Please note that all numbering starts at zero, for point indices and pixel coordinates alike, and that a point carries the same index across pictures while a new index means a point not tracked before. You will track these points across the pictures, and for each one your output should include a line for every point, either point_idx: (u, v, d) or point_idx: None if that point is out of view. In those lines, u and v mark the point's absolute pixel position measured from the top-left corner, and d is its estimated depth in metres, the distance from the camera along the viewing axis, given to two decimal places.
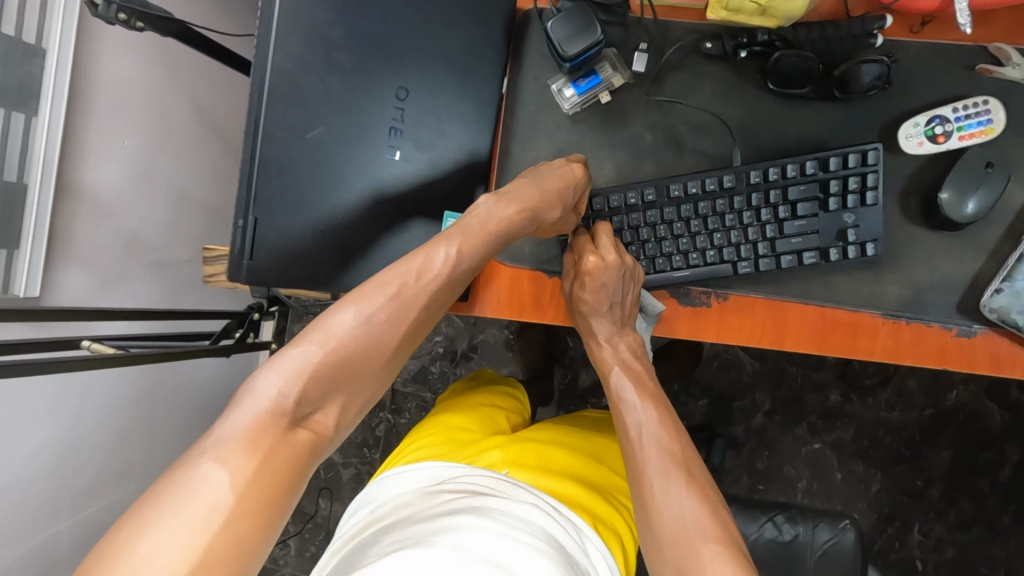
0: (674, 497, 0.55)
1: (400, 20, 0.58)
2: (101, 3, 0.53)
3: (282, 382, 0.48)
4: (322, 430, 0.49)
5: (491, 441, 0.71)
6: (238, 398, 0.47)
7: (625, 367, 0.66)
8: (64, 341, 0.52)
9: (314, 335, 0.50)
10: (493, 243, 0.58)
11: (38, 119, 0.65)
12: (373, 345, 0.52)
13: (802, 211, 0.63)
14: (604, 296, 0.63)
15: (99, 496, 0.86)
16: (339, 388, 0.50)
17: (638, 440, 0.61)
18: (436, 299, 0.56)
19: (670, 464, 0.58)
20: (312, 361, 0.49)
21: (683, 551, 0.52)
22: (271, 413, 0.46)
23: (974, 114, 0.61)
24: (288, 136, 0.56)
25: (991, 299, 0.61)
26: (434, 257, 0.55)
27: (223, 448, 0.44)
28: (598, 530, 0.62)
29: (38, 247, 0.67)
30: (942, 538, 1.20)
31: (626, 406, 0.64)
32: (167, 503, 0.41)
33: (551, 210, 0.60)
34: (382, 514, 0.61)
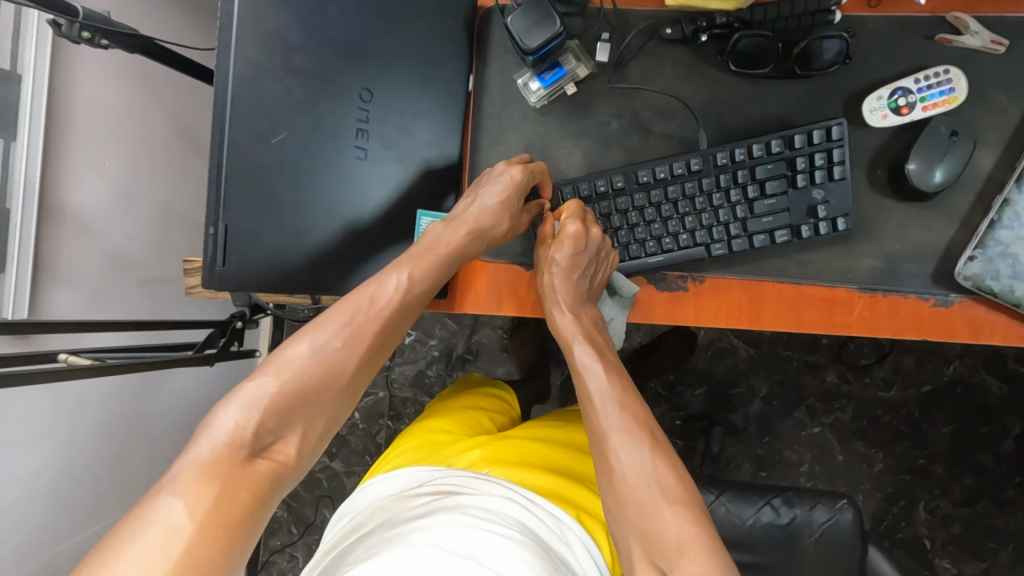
0: (638, 459, 0.54)
1: (359, 23, 0.59)
2: (64, 23, 0.54)
3: (240, 414, 0.49)
4: (285, 458, 0.50)
5: (473, 442, 0.71)
6: (196, 433, 0.48)
7: (585, 334, 0.62)
8: (37, 354, 0.51)
9: (270, 367, 0.51)
10: (447, 266, 0.60)
11: (16, 143, 0.67)
12: (333, 371, 0.53)
13: (770, 189, 0.63)
14: (577, 261, 0.61)
15: (100, 515, 0.87)
16: (298, 416, 0.51)
17: (599, 408, 0.58)
18: (393, 324, 0.56)
19: (632, 428, 0.56)
20: (269, 391, 0.50)
21: (647, 514, 0.51)
22: (229, 445, 0.47)
23: (936, 83, 0.61)
24: (253, 142, 0.56)
25: (965, 267, 0.61)
26: (387, 283, 0.56)
27: (181, 479, 0.45)
28: (581, 520, 0.62)
29: (25, 269, 0.68)
30: (948, 515, 1.19)
31: (588, 371, 0.60)
32: (128, 536, 0.42)
33: (497, 224, 0.61)
34: (360, 522, 0.62)
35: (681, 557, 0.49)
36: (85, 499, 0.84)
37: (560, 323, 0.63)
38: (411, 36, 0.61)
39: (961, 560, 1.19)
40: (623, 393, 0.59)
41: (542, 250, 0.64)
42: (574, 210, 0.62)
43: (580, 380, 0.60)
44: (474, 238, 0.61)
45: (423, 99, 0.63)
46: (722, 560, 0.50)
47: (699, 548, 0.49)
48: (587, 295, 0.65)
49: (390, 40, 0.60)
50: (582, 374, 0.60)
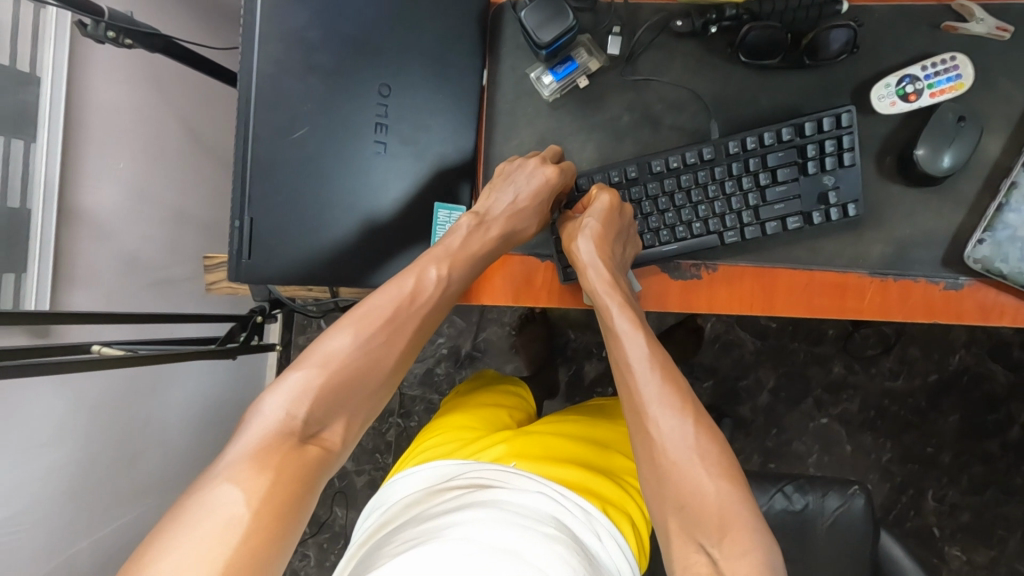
0: (678, 430, 0.56)
1: (377, 20, 0.60)
2: (90, 23, 0.55)
3: (289, 404, 0.51)
4: (331, 445, 0.53)
5: (497, 437, 0.72)
6: (247, 421, 0.50)
7: (623, 299, 0.61)
8: (72, 346, 0.53)
9: (313, 359, 0.53)
10: (478, 267, 0.62)
11: (36, 144, 0.67)
12: (373, 362, 0.55)
13: (782, 176, 0.64)
14: (610, 223, 0.61)
15: (118, 513, 0.87)
16: (342, 405, 0.53)
17: (639, 378, 0.58)
18: (428, 319, 0.59)
19: (673, 399, 0.57)
20: (315, 383, 0.52)
21: (688, 484, 0.54)
22: (280, 433, 0.50)
23: (943, 70, 0.62)
24: (275, 137, 0.58)
25: (975, 250, 0.62)
26: (426, 277, 0.58)
27: (236, 468, 0.47)
28: (607, 512, 0.63)
29: (46, 267, 0.70)
30: (957, 503, 1.20)
31: (628, 339, 0.60)
32: (189, 521, 0.44)
33: (526, 228, 0.64)
34: (393, 515, 0.64)
35: (722, 529, 0.52)
36: (104, 497, 0.85)
37: (596, 286, 0.61)
38: (427, 33, 0.62)
39: (970, 548, 1.20)
40: (662, 363, 0.59)
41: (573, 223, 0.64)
42: (602, 190, 0.64)
43: (619, 347, 0.60)
44: (505, 241, 0.63)
45: (439, 94, 0.64)
46: (758, 529, 0.53)
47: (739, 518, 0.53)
48: (621, 266, 0.64)
49: (407, 36, 0.62)
50: (620, 340, 0.60)
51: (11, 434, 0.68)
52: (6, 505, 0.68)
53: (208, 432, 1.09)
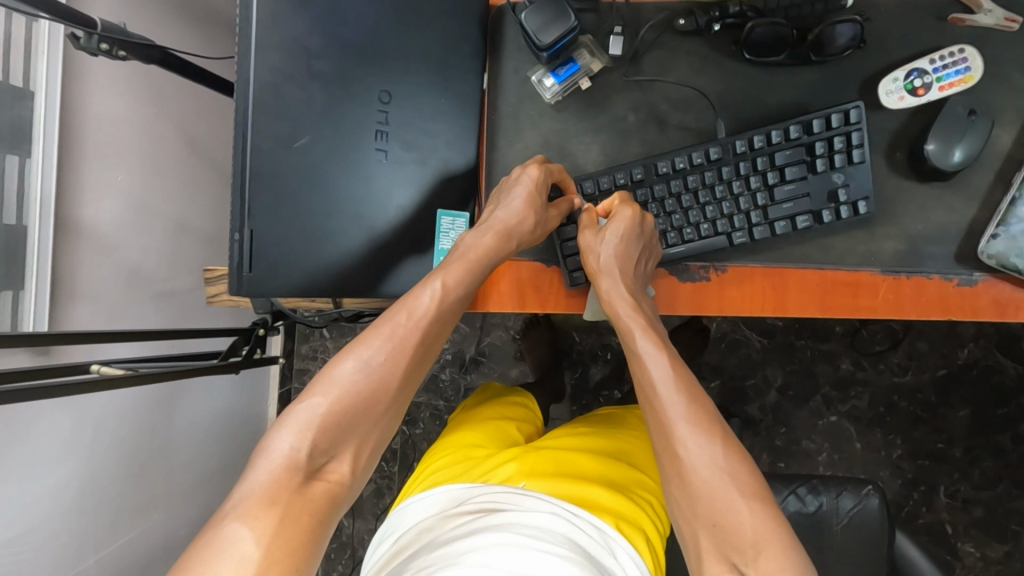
0: (706, 448, 0.54)
1: (377, 25, 0.59)
2: (83, 36, 0.55)
3: (295, 437, 0.50)
4: (340, 477, 0.51)
5: (507, 453, 0.71)
6: (254, 458, 0.49)
7: (646, 321, 0.60)
8: (73, 366, 0.51)
9: (319, 387, 0.52)
10: (478, 273, 0.59)
11: (32, 159, 0.66)
12: (379, 386, 0.54)
13: (790, 174, 0.63)
14: (630, 246, 0.61)
15: (125, 530, 0.86)
16: (348, 436, 0.52)
17: (664, 395, 0.57)
18: (431, 334, 0.57)
19: (697, 416, 0.56)
20: (320, 412, 0.51)
21: (721, 507, 0.51)
22: (287, 470, 0.48)
23: (951, 63, 0.61)
24: (276, 146, 0.56)
25: (988, 245, 0.61)
26: (421, 294, 0.56)
27: (245, 507, 0.46)
28: (621, 529, 0.62)
29: (44, 284, 0.68)
30: (969, 498, 1.19)
31: (649, 358, 0.59)
32: (201, 566, 0.43)
33: (525, 224, 0.60)
34: (407, 543, 0.63)
35: (755, 551, 0.49)
36: (110, 515, 0.83)
37: (618, 307, 0.60)
38: (428, 37, 0.61)
39: (984, 544, 1.18)
40: (685, 382, 0.58)
41: (587, 237, 0.63)
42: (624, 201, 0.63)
43: (642, 367, 0.59)
44: (501, 239, 0.60)
45: (441, 99, 0.63)
46: (796, 553, 0.50)
47: (775, 543, 0.50)
48: (642, 281, 0.64)
49: (407, 41, 0.61)
50: (644, 361, 0.59)
51: (13, 454, 0.67)
52: (8, 527, 0.67)
53: (213, 445, 1.08)
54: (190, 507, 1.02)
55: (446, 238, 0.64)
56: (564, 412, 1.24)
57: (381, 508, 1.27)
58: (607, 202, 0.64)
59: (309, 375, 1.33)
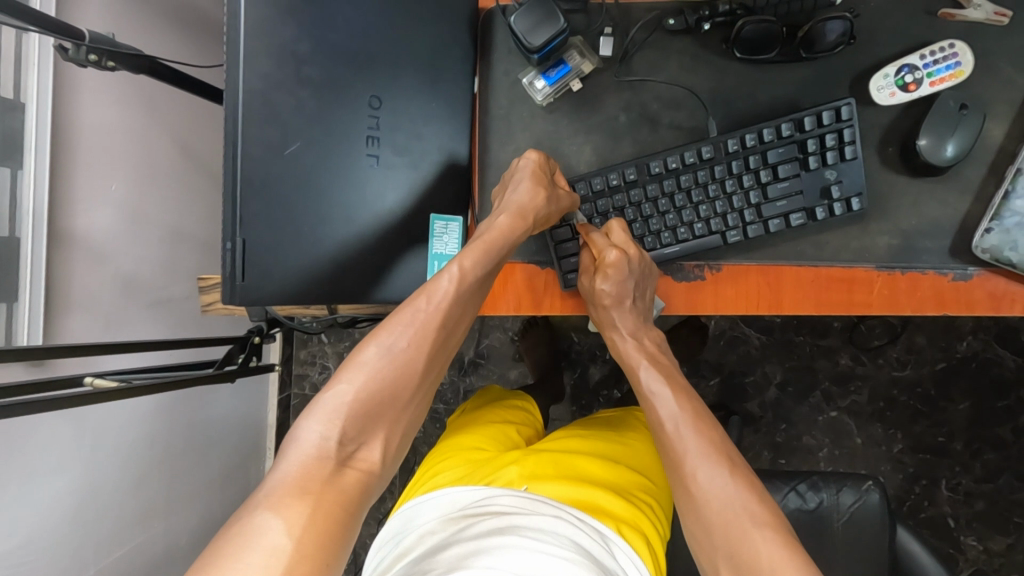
0: (717, 479, 0.55)
1: (365, 30, 0.59)
2: (71, 47, 0.54)
3: (323, 426, 0.50)
4: (370, 464, 0.51)
5: (508, 457, 0.71)
6: (284, 448, 0.49)
7: (649, 359, 0.66)
8: (65, 379, 0.50)
9: (345, 373, 0.52)
10: (495, 252, 0.59)
11: (24, 171, 0.66)
12: (402, 370, 0.53)
13: (783, 172, 0.63)
14: (625, 287, 0.63)
15: (125, 539, 0.86)
16: (377, 421, 0.52)
17: (672, 430, 0.60)
18: (451, 316, 0.56)
19: (708, 449, 0.58)
20: (346, 400, 0.51)
21: (734, 534, 0.52)
22: (316, 460, 0.48)
23: (942, 58, 0.61)
24: (267, 154, 0.56)
25: (982, 239, 0.61)
26: (443, 274, 0.56)
27: (275, 498, 0.46)
28: (623, 533, 0.62)
29: (37, 296, 0.68)
30: (971, 491, 1.19)
31: (656, 395, 0.63)
32: (231, 556, 0.43)
33: (538, 203, 0.59)
34: (408, 547, 0.63)
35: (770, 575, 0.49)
36: (110, 525, 0.83)
37: (623, 351, 0.67)
38: (416, 42, 0.61)
39: (986, 537, 1.18)
40: (695, 415, 0.61)
41: (585, 283, 0.65)
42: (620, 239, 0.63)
43: (651, 406, 0.63)
44: (516, 220, 0.59)
45: (431, 103, 0.63)
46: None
47: (792, 567, 0.49)
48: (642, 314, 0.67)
49: (397, 46, 0.61)
50: (652, 400, 0.63)
51: (9, 467, 0.66)
52: (7, 539, 0.67)
53: (213, 452, 1.07)
54: (191, 516, 1.01)
55: (439, 242, 0.65)
56: (564, 413, 1.24)
57: (383, 512, 1.27)
58: (586, 232, 0.65)
59: (308, 381, 1.33)
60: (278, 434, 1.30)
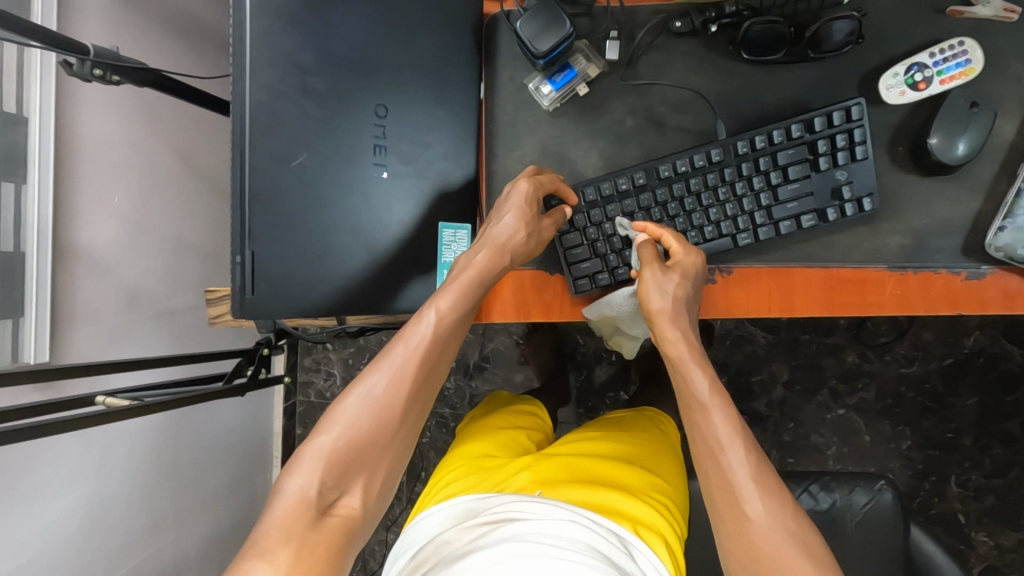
0: (772, 509, 0.53)
1: (370, 39, 0.59)
2: (75, 61, 0.54)
3: (305, 475, 0.51)
4: (353, 510, 0.52)
5: (520, 463, 0.71)
6: (271, 498, 0.50)
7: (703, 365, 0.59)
8: (76, 399, 0.50)
9: (324, 425, 0.53)
10: (474, 292, 0.57)
11: (27, 186, 0.65)
12: (381, 416, 0.53)
13: (793, 174, 0.63)
14: (689, 293, 0.60)
15: (135, 552, 0.86)
16: (358, 468, 0.52)
17: (728, 451, 0.55)
18: (430, 359, 0.56)
19: (764, 476, 0.54)
20: (325, 449, 0.52)
21: (789, 570, 0.50)
22: (299, 508, 0.49)
23: (952, 56, 0.61)
24: (274, 166, 0.55)
25: (996, 238, 0.61)
26: (421, 318, 0.55)
27: (261, 546, 0.47)
28: (640, 533, 0.62)
29: (43, 312, 0.68)
30: (980, 487, 1.18)
31: (714, 410, 0.57)
32: None
33: (517, 240, 0.59)
34: (423, 558, 0.60)
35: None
36: (118, 539, 0.83)
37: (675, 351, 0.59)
38: (421, 49, 0.61)
39: (997, 532, 1.18)
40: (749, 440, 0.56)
41: (652, 274, 0.59)
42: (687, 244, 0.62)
43: (706, 419, 0.57)
44: (494, 256, 0.58)
45: (437, 111, 0.63)
46: None
47: None
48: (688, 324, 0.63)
49: (402, 54, 0.60)
50: (708, 412, 0.57)
51: (17, 484, 0.66)
52: (17, 557, 0.66)
53: (220, 463, 1.07)
54: (200, 527, 1.01)
55: (448, 251, 0.64)
56: (571, 415, 1.24)
57: (391, 518, 1.26)
58: (656, 228, 0.62)
59: (313, 388, 1.32)
60: (284, 442, 1.29)
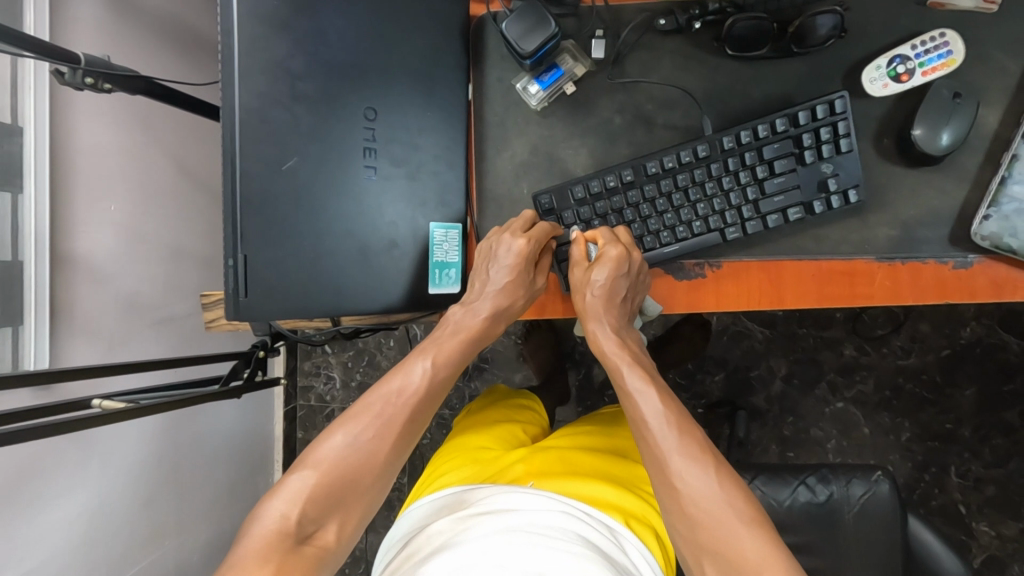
0: (702, 480, 0.54)
1: (358, 43, 0.59)
2: (68, 71, 0.55)
3: (286, 505, 0.52)
4: (327, 543, 0.53)
5: (513, 458, 0.72)
6: (248, 523, 0.51)
7: (631, 357, 0.62)
8: (74, 403, 0.51)
9: (308, 461, 0.55)
10: (464, 348, 0.63)
11: (24, 195, 0.66)
12: (366, 461, 0.55)
13: (779, 168, 0.63)
14: (615, 286, 0.62)
15: (137, 557, 0.86)
16: (337, 505, 0.54)
17: (655, 430, 0.57)
18: (419, 411, 0.59)
19: (692, 449, 0.56)
20: (309, 484, 0.53)
21: (724, 537, 0.52)
22: (276, 534, 0.50)
23: (933, 48, 0.61)
24: (265, 170, 0.56)
25: (981, 226, 0.61)
26: (413, 371, 0.60)
27: (237, 570, 0.48)
28: (630, 525, 0.62)
29: (41, 320, 0.69)
30: (980, 477, 1.18)
31: (639, 395, 0.60)
32: None
33: (511, 293, 0.62)
34: (414, 548, 0.60)
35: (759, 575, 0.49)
36: (120, 544, 0.83)
37: (606, 348, 0.63)
38: (409, 52, 0.62)
39: (998, 523, 1.18)
40: (679, 418, 0.58)
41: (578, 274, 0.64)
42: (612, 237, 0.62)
43: (632, 405, 0.60)
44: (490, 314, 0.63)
45: (425, 112, 0.63)
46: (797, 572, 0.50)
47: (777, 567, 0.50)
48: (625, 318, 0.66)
49: (390, 58, 0.61)
50: (635, 398, 0.60)
51: (21, 488, 0.67)
52: (20, 562, 0.67)
53: (221, 467, 1.07)
54: (202, 532, 1.01)
55: (439, 250, 0.65)
56: (571, 414, 1.25)
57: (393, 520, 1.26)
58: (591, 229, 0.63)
59: (313, 392, 1.33)
60: (286, 446, 1.29)
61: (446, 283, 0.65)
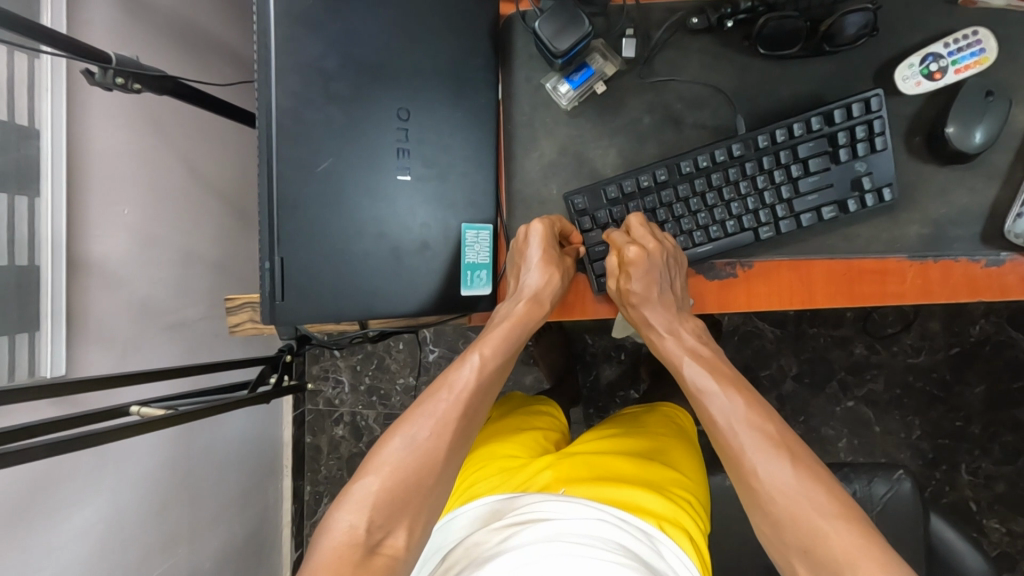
0: (779, 473, 0.55)
1: (390, 42, 0.59)
2: (98, 71, 0.53)
3: (354, 514, 0.51)
4: (398, 550, 0.51)
5: (540, 463, 0.71)
6: (320, 535, 0.51)
7: (693, 354, 0.64)
8: (112, 411, 0.50)
9: (370, 467, 0.54)
10: (513, 341, 0.62)
11: (40, 199, 0.64)
12: (427, 462, 0.54)
13: (814, 166, 0.63)
14: (653, 280, 0.62)
15: (149, 569, 0.84)
16: (403, 510, 0.53)
17: (728, 428, 0.59)
18: (473, 406, 0.59)
19: (766, 443, 0.57)
20: (373, 489, 0.52)
21: (809, 531, 0.52)
22: (347, 545, 0.50)
23: (965, 46, 0.62)
24: (299, 171, 0.55)
25: (1014, 225, 0.61)
26: (466, 364, 0.60)
27: None
28: (665, 529, 0.62)
29: (59, 326, 0.68)
30: (991, 474, 1.19)
31: (706, 394, 0.61)
32: None
33: (551, 284, 0.62)
34: (452, 560, 0.59)
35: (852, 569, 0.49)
36: (133, 554, 0.82)
37: (669, 350, 0.65)
38: (441, 51, 0.61)
39: (1009, 520, 1.18)
40: (750, 412, 0.59)
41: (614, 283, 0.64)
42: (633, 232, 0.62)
43: (704, 405, 0.61)
44: (533, 305, 0.62)
45: (456, 112, 0.62)
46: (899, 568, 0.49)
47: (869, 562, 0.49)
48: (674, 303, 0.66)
49: (422, 57, 0.60)
50: (701, 398, 0.61)
51: (36, 502, 0.65)
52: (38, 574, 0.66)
53: (232, 473, 1.06)
54: (214, 541, 1.00)
55: (470, 252, 0.64)
56: (581, 416, 1.24)
57: None
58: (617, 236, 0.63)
59: (321, 396, 1.32)
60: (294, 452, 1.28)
61: (477, 286, 0.65)
